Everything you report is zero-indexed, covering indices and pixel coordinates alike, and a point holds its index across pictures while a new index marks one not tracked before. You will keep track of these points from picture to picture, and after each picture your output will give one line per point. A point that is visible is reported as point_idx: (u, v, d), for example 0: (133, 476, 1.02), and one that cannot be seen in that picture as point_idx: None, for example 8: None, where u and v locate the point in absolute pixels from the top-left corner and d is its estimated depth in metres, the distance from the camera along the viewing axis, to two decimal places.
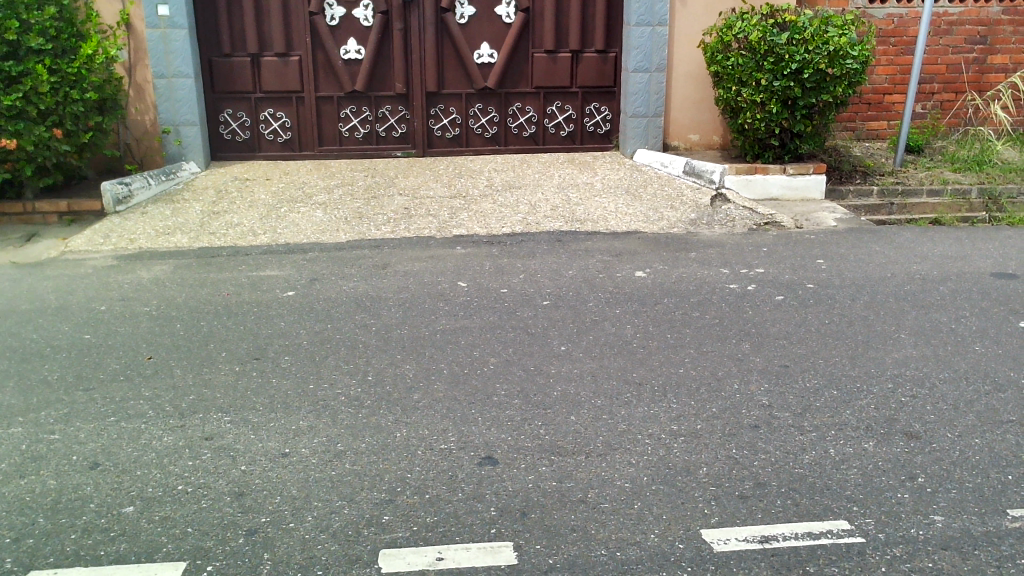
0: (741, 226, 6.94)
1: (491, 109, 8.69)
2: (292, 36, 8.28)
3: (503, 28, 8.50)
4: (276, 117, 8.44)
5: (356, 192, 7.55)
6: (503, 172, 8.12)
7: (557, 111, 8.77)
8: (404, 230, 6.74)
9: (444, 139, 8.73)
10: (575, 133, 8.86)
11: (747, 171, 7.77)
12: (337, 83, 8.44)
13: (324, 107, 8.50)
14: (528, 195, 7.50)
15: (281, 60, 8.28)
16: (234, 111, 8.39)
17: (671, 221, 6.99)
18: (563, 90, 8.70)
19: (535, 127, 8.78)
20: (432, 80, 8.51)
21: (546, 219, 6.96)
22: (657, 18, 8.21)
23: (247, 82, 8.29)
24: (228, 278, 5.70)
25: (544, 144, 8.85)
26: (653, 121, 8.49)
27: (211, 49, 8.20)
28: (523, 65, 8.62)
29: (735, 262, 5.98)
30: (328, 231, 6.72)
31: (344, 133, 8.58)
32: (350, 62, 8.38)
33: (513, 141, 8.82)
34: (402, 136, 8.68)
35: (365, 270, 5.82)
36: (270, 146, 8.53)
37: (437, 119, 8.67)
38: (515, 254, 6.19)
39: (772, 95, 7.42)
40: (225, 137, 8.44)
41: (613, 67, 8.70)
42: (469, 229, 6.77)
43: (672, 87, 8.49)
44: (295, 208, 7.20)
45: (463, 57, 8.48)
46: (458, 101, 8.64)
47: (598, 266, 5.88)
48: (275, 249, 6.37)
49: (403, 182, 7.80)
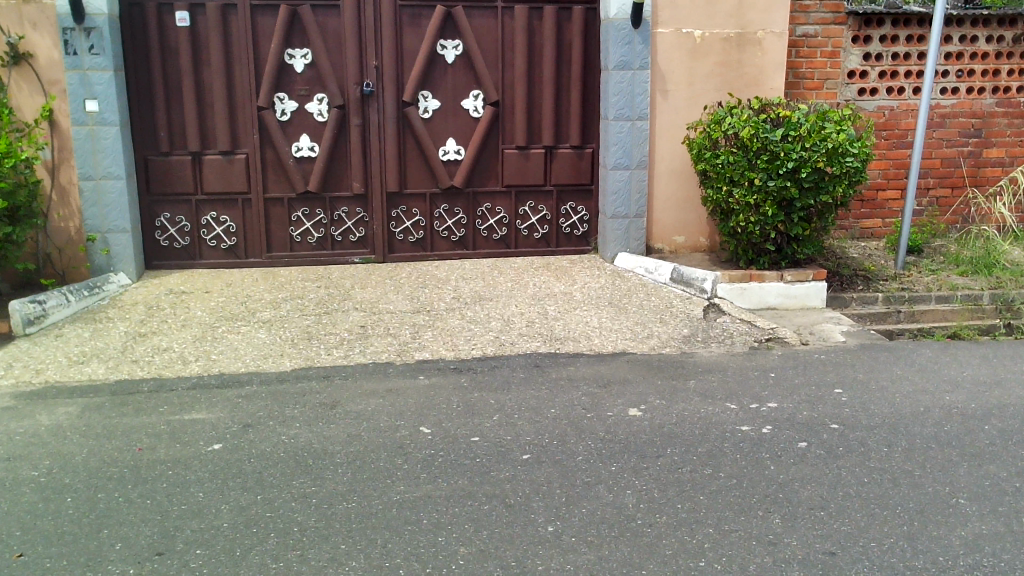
0: (741, 344, 6.19)
1: (458, 210, 7.97)
2: (238, 133, 7.53)
3: (470, 123, 7.84)
4: (220, 221, 7.63)
5: (306, 307, 6.70)
6: (472, 281, 7.34)
7: (530, 211, 8.06)
8: (359, 355, 5.86)
9: (406, 243, 7.96)
10: (550, 235, 8.15)
11: (742, 279, 7.05)
12: (288, 183, 7.68)
13: (274, 210, 7.71)
14: (500, 308, 6.71)
15: (226, 159, 7.51)
16: (172, 215, 7.56)
17: (663, 339, 6.22)
18: (536, 189, 8.01)
19: (506, 229, 8.06)
20: (393, 180, 7.78)
21: (522, 339, 6.14)
22: (637, 113, 7.60)
23: (187, 183, 7.49)
24: (143, 424, 4.76)
25: (516, 247, 8.12)
26: (634, 222, 7.80)
27: (147, 147, 7.41)
28: (492, 162, 7.94)
29: (741, 393, 5.17)
30: (272, 357, 5.82)
31: (296, 237, 7.78)
32: (302, 160, 7.64)
33: (483, 244, 8.08)
34: (360, 240, 7.90)
35: (310, 412, 4.90)
36: (212, 253, 7.68)
37: (399, 221, 7.92)
38: (487, 386, 5.33)
39: (767, 195, 6.76)
40: (161, 243, 7.58)
41: (590, 163, 8.05)
42: (435, 352, 5.92)
43: (655, 185, 7.84)
44: (235, 328, 6.31)
45: (427, 154, 7.78)
46: (421, 202, 7.91)
47: (584, 401, 5.05)
48: (206, 382, 5.44)
49: (360, 294, 6.98)
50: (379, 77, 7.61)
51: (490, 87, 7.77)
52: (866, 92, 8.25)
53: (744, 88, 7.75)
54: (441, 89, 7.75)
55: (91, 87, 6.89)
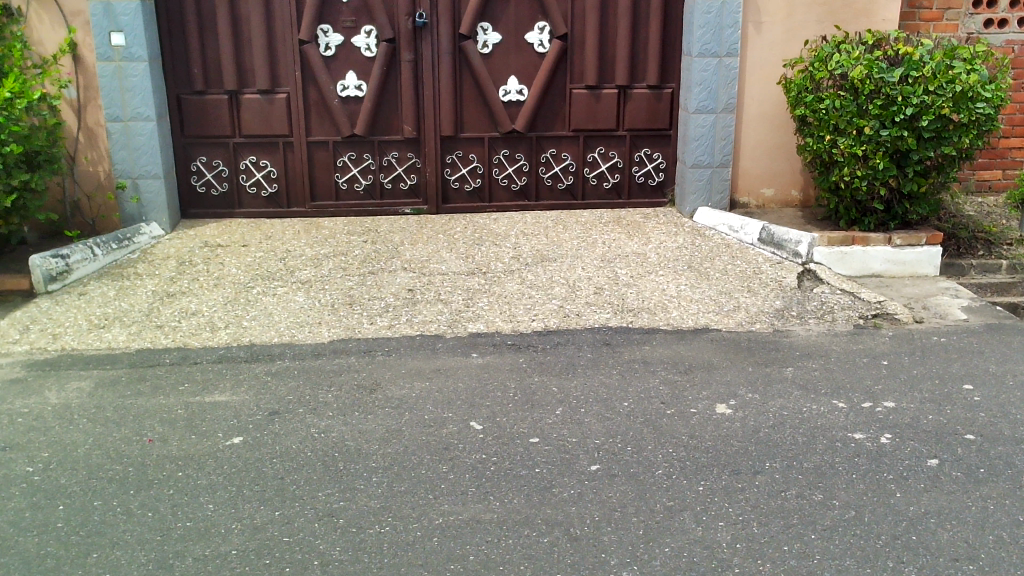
0: (844, 320, 5.34)
1: (520, 156, 7.19)
2: (278, 69, 6.83)
3: (534, 59, 6.99)
4: (260, 166, 7.00)
5: (350, 266, 6.05)
6: (534, 238, 6.59)
7: (599, 158, 7.24)
8: (404, 326, 5.19)
9: (462, 192, 7.24)
10: (621, 186, 7.32)
11: (842, 242, 6.11)
12: (334, 125, 6.98)
13: (318, 154, 7.03)
14: (565, 271, 5.97)
15: (265, 98, 6.83)
16: (209, 159, 6.94)
17: (751, 313, 5.41)
18: (606, 134, 7.17)
19: (572, 178, 7.27)
20: (449, 123, 7.02)
21: (589, 309, 5.40)
22: (725, 48, 6.66)
23: (224, 124, 6.85)
24: (158, 408, 4.20)
25: (583, 198, 7.32)
26: (718, 173, 6.92)
27: (181, 84, 6.76)
28: (558, 103, 7.11)
29: (850, 387, 4.36)
30: (308, 326, 5.20)
31: (341, 185, 7.11)
32: (348, 100, 6.93)
33: (546, 194, 7.30)
34: (411, 189, 7.19)
35: (346, 398, 4.28)
36: (252, 201, 7.08)
37: (454, 168, 7.18)
38: (550, 369, 4.62)
39: (879, 147, 5.83)
40: (198, 190, 7.00)
41: (668, 105, 7.15)
42: (490, 324, 5.22)
43: (742, 131, 6.92)
44: (272, 290, 5.71)
45: (486, 94, 6.98)
46: (479, 147, 7.15)
47: (663, 392, 4.31)
48: (233, 355, 4.85)
49: (409, 252, 6.30)
50: (433, 7, 6.79)
51: (558, 18, 6.88)
52: (993, 23, 7.10)
53: (851, 20, 6.71)
54: (503, 20, 6.89)
55: (116, 18, 6.24)
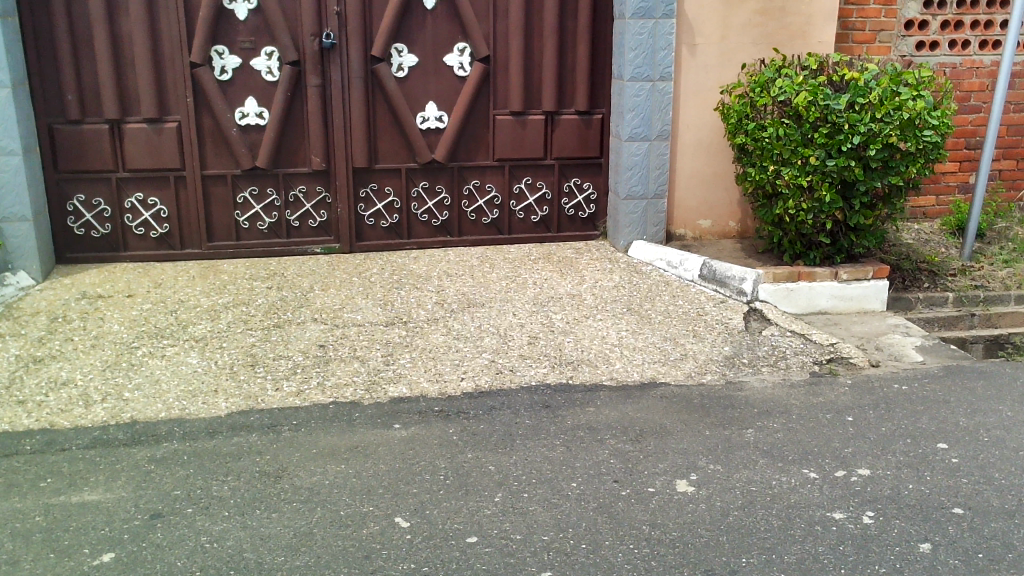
0: (798, 368, 4.94)
1: (440, 188, 6.62)
2: (167, 95, 6.09)
3: (454, 83, 6.44)
4: (148, 204, 6.23)
5: (252, 320, 5.36)
6: (458, 280, 6.02)
7: (526, 190, 6.73)
8: (315, 393, 4.53)
9: (378, 229, 6.61)
10: (550, 218, 6.83)
11: (788, 278, 5.76)
12: (232, 157, 6.27)
13: (214, 189, 6.31)
14: (495, 319, 5.42)
15: (152, 127, 6.08)
16: (88, 197, 6.14)
17: (701, 362, 4.96)
18: (533, 163, 6.67)
19: (497, 211, 6.73)
20: (361, 154, 6.39)
21: (524, 364, 4.86)
22: (658, 72, 6.26)
23: (104, 158, 6.07)
24: (8, 518, 3.43)
25: (510, 232, 6.80)
26: (653, 204, 6.52)
27: (52, 113, 5.94)
28: (481, 131, 6.57)
29: (819, 452, 3.93)
30: (202, 397, 4.48)
31: (242, 223, 6.40)
32: (248, 129, 6.23)
33: (470, 229, 6.75)
34: (321, 226, 6.53)
35: (246, 491, 3.60)
36: (140, 243, 6.30)
37: (368, 202, 6.55)
38: (484, 442, 4.03)
39: (824, 177, 5.49)
40: (75, 232, 6.17)
41: (598, 132, 6.71)
42: (413, 386, 4.61)
43: (677, 160, 6.53)
44: (160, 351, 4.96)
45: (402, 121, 6.40)
46: (395, 179, 6.55)
47: (616, 468, 3.77)
48: (109, 437, 4.10)
49: (320, 299, 5.64)
50: (342, 27, 6.17)
51: (479, 39, 6.35)
52: (925, 46, 6.91)
53: (786, 42, 6.40)
54: (419, 41, 6.33)
55: None
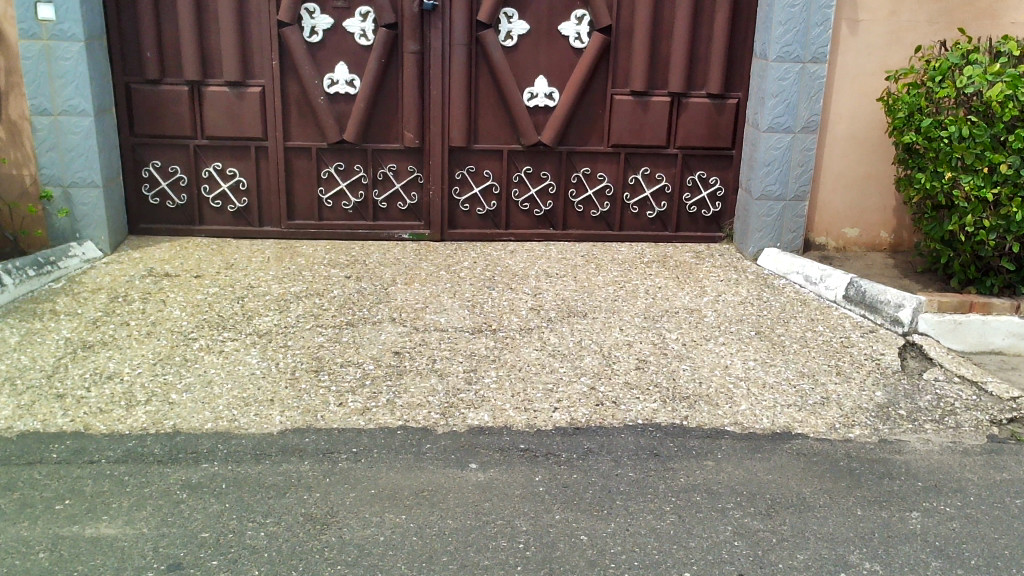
0: (971, 429, 3.96)
1: (546, 175, 5.87)
2: (252, 56, 5.53)
3: (569, 55, 5.65)
4: (227, 174, 5.72)
5: (324, 315, 4.76)
6: (558, 283, 5.26)
7: (643, 181, 5.91)
8: (382, 413, 3.87)
9: (473, 216, 5.92)
10: (668, 215, 5.99)
11: (957, 308, 4.74)
12: (318, 128, 5.68)
13: (298, 163, 5.74)
14: (598, 334, 4.65)
15: (234, 91, 5.55)
16: (164, 164, 5.67)
17: (846, 411, 4.06)
18: (653, 151, 5.84)
19: (608, 204, 5.94)
20: (459, 131, 5.69)
21: (629, 396, 4.08)
22: (810, 52, 5.30)
23: (183, 123, 5.58)
24: (8, 550, 2.91)
25: (621, 229, 6.00)
26: (791, 207, 5.60)
27: (131, 71, 5.48)
28: (596, 112, 5.77)
29: (1011, 559, 3.01)
30: (256, 407, 3.90)
31: (326, 201, 5.82)
32: (337, 97, 5.62)
33: (575, 222, 5.98)
34: (411, 209, 5.89)
35: (285, 544, 2.97)
36: (217, 216, 5.81)
37: (463, 186, 5.86)
38: (577, 500, 3.29)
39: (1017, 190, 4.43)
40: (150, 201, 5.72)
41: (731, 119, 5.80)
42: (497, 414, 3.90)
43: (823, 157, 5.57)
44: (218, 346, 4.41)
45: (507, 96, 5.66)
46: (495, 161, 5.83)
47: (741, 556, 2.98)
48: (145, 450, 3.55)
49: (401, 296, 4.99)
50: None
51: (601, 6, 5.52)
52: None
53: (970, 22, 5.33)
54: (532, 6, 5.56)
55: None
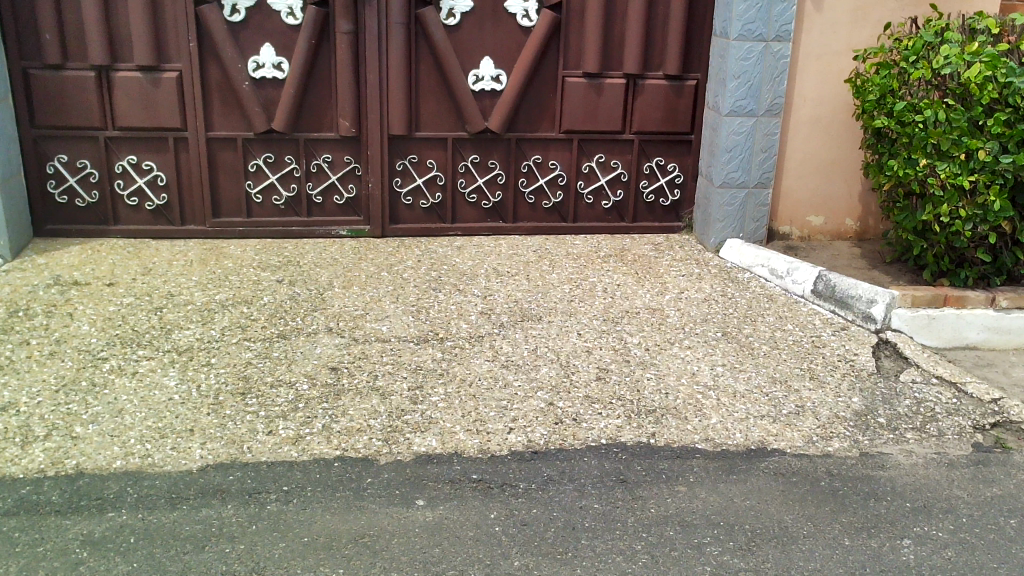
0: (954, 437, 3.70)
1: (494, 164, 5.46)
2: (166, 38, 4.99)
3: (517, 35, 5.23)
4: (142, 169, 5.20)
5: (252, 326, 4.30)
6: (510, 283, 4.88)
7: (598, 169, 5.55)
8: (317, 442, 3.46)
9: (416, 209, 5.49)
10: (624, 205, 5.64)
11: (931, 302, 4.46)
12: (243, 117, 5.18)
13: (222, 155, 5.24)
14: (554, 341, 4.28)
15: (148, 77, 5.01)
16: (71, 158, 5.13)
17: (823, 421, 3.76)
18: (608, 137, 5.48)
19: (561, 194, 5.57)
20: (399, 118, 5.24)
21: (591, 412, 3.73)
22: (774, 30, 4.98)
23: (90, 112, 5.03)
24: None
25: (574, 220, 5.63)
26: (754, 195, 5.29)
27: (29, 55, 4.91)
28: (546, 96, 5.37)
29: None
30: (173, 440, 3.45)
31: (255, 196, 5.33)
32: (263, 82, 5.13)
33: (526, 214, 5.59)
34: (349, 204, 5.43)
35: None
36: (133, 215, 5.28)
37: (405, 177, 5.42)
38: (537, 541, 2.93)
39: (994, 178, 4.17)
40: (57, 200, 5.18)
41: (689, 102, 5.46)
42: (446, 438, 3.51)
43: (787, 141, 5.26)
44: (131, 367, 3.93)
45: (451, 79, 5.22)
46: (439, 150, 5.40)
47: None
48: (40, 499, 3.09)
49: (339, 303, 4.55)
50: None
51: None
52: None
53: None
54: None
55: None
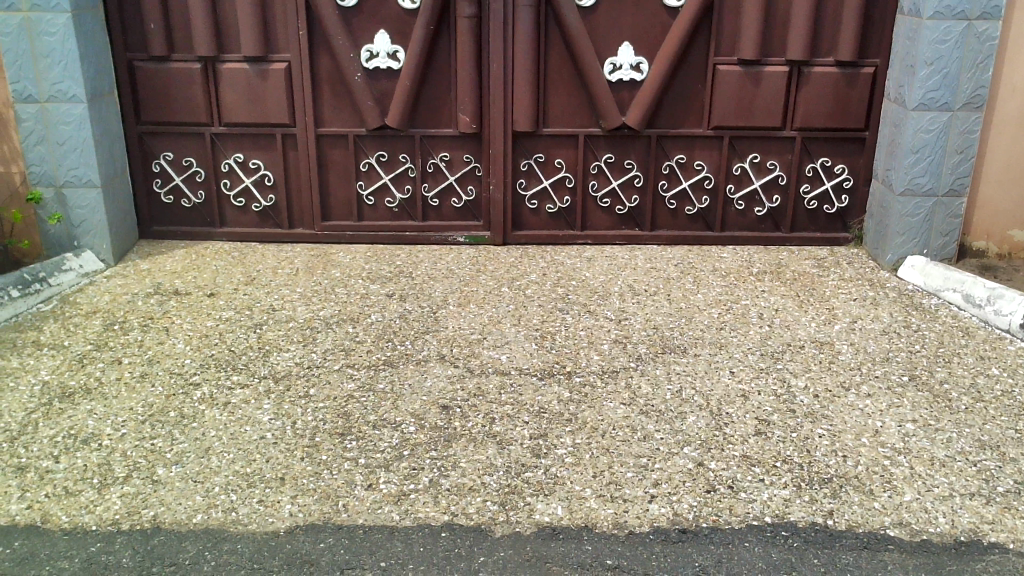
0: None
1: (630, 164, 4.81)
2: (274, 26, 4.57)
3: (661, 16, 4.54)
4: (249, 168, 4.83)
5: (357, 350, 3.83)
6: (647, 305, 4.23)
7: (750, 170, 4.81)
8: (423, 503, 2.93)
9: (542, 214, 4.91)
10: (780, 212, 4.88)
11: None
12: (355, 111, 4.72)
13: (333, 153, 4.81)
14: (703, 382, 3.62)
15: (255, 69, 4.62)
16: (176, 156, 4.81)
17: None
18: (764, 133, 4.72)
19: (707, 199, 4.86)
20: (525, 112, 4.65)
21: (751, 478, 3.05)
22: (979, 6, 4.10)
23: (196, 107, 4.69)
24: None
25: (721, 229, 4.91)
26: (944, 204, 4.44)
27: (134, 46, 4.60)
28: (694, 86, 4.67)
29: None
30: (261, 491, 3.00)
31: (367, 198, 4.89)
32: (377, 73, 4.65)
33: (665, 222, 4.92)
34: (467, 207, 4.91)
35: None
36: (240, 217, 4.94)
37: (530, 178, 4.84)
38: None
39: None
40: (162, 200, 4.88)
41: (865, 92, 4.63)
42: (574, 505, 2.92)
43: (989, 141, 4.37)
44: (224, 397, 3.52)
45: (584, 68, 4.59)
46: (569, 149, 4.79)
47: None
48: (110, 560, 2.69)
49: (453, 324, 4.03)
50: None
51: None
52: None
53: None
54: None
55: None
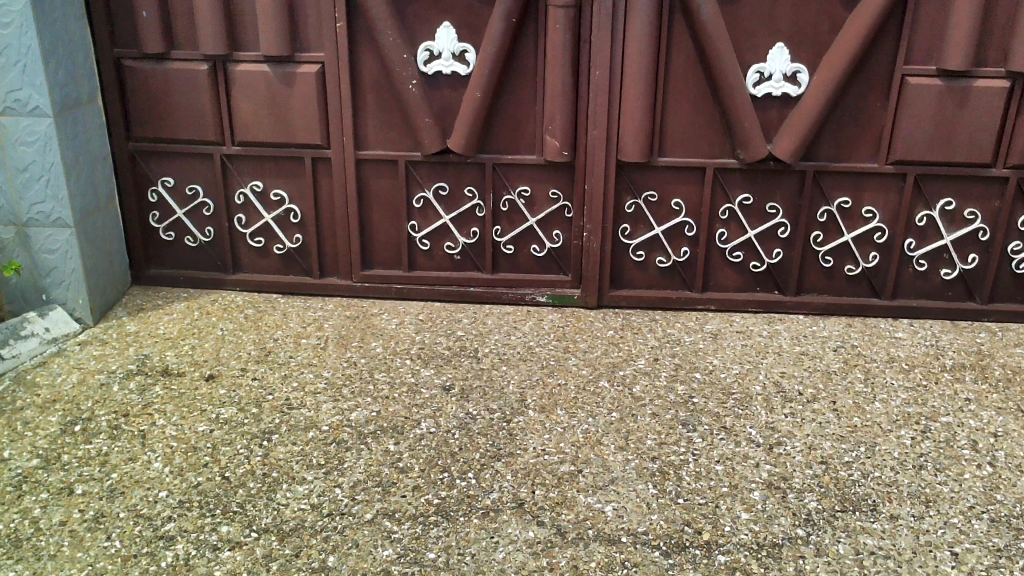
0: None
1: (773, 207, 3.57)
2: (304, 15, 3.43)
3: (831, 8, 3.28)
4: (271, 200, 3.72)
5: (400, 486, 2.69)
6: (807, 421, 2.99)
7: (940, 221, 3.52)
8: None
9: (649, 270, 3.71)
10: (976, 277, 3.60)
11: None
12: (409, 130, 3.56)
13: (379, 183, 3.67)
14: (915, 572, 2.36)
15: (278, 72, 3.49)
16: (179, 183, 3.73)
17: None
18: (965, 171, 3.43)
19: (876, 256, 3.60)
20: (635, 135, 3.43)
21: None
22: None
23: (202, 121, 3.59)
24: None
25: (892, 296, 3.65)
26: None
27: (124, 41, 3.52)
28: (869, 104, 3.40)
29: None
30: None
31: (421, 242, 3.75)
32: (438, 80, 3.48)
33: (815, 284, 3.68)
34: (552, 258, 3.74)
35: None
36: (259, 261, 3.84)
37: (636, 223, 3.64)
38: None
39: None
40: (162, 238, 3.82)
41: None
42: None
43: None
44: (203, 566, 2.40)
45: (720, 77, 3.34)
46: (691, 185, 3.57)
47: None
48: None
49: (534, 445, 2.87)
50: None
51: None
52: None
53: None
54: None
55: None
